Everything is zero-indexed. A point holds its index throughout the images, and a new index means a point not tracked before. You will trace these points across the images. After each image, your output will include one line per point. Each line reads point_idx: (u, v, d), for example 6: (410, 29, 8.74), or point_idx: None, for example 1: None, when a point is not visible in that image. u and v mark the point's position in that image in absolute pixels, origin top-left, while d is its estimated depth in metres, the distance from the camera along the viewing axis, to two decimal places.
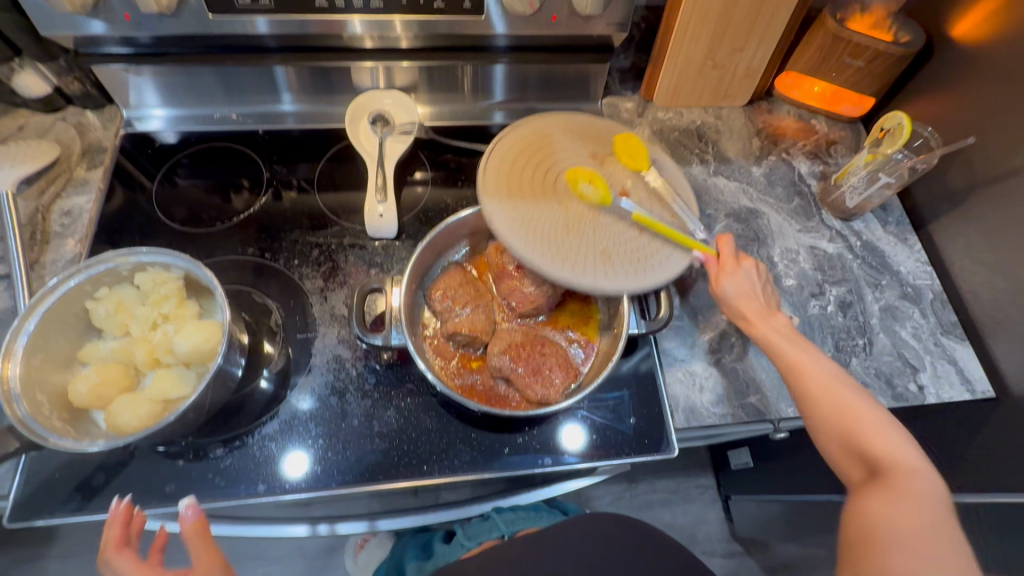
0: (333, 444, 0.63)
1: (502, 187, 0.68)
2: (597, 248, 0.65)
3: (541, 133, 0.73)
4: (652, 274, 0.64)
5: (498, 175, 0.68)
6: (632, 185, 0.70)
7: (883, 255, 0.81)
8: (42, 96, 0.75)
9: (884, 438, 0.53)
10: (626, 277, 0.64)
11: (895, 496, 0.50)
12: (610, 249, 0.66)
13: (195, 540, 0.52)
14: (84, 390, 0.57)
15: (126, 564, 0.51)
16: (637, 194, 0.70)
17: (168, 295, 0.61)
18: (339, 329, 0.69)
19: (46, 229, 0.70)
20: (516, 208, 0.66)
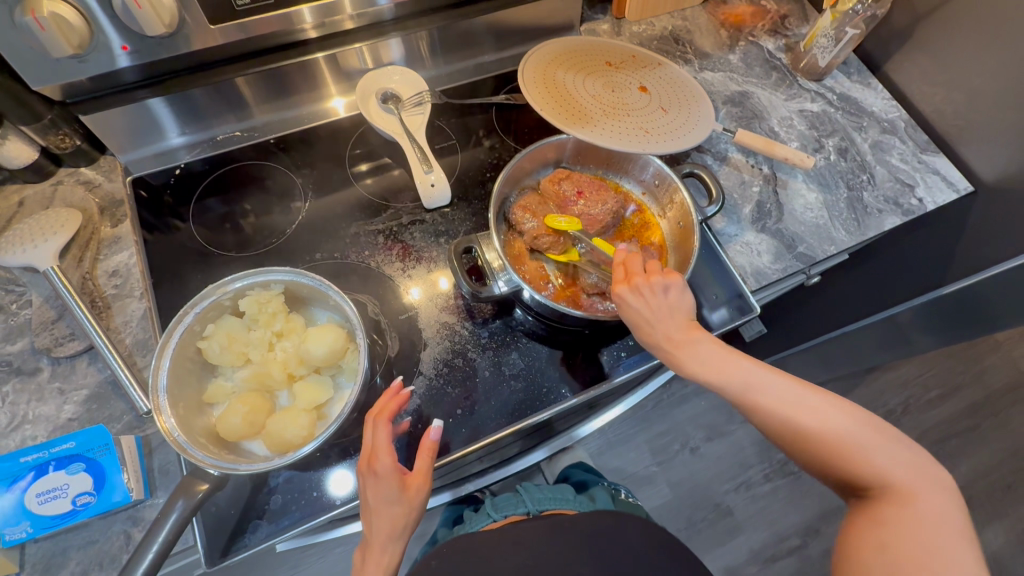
0: (476, 400, 0.66)
1: (544, 93, 0.78)
2: (636, 126, 0.77)
3: (560, 51, 0.85)
4: (683, 140, 0.77)
5: (537, 83, 0.78)
6: (646, 81, 0.84)
7: (857, 101, 0.92)
8: (31, 162, 0.70)
9: (872, 451, 0.51)
10: (665, 142, 0.76)
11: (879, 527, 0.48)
12: (649, 125, 0.78)
13: (423, 458, 0.58)
14: (238, 422, 0.57)
15: (384, 436, 0.56)
16: (653, 86, 0.84)
17: (275, 312, 0.61)
18: (436, 300, 0.71)
19: (102, 294, 0.67)
20: (561, 106, 0.77)
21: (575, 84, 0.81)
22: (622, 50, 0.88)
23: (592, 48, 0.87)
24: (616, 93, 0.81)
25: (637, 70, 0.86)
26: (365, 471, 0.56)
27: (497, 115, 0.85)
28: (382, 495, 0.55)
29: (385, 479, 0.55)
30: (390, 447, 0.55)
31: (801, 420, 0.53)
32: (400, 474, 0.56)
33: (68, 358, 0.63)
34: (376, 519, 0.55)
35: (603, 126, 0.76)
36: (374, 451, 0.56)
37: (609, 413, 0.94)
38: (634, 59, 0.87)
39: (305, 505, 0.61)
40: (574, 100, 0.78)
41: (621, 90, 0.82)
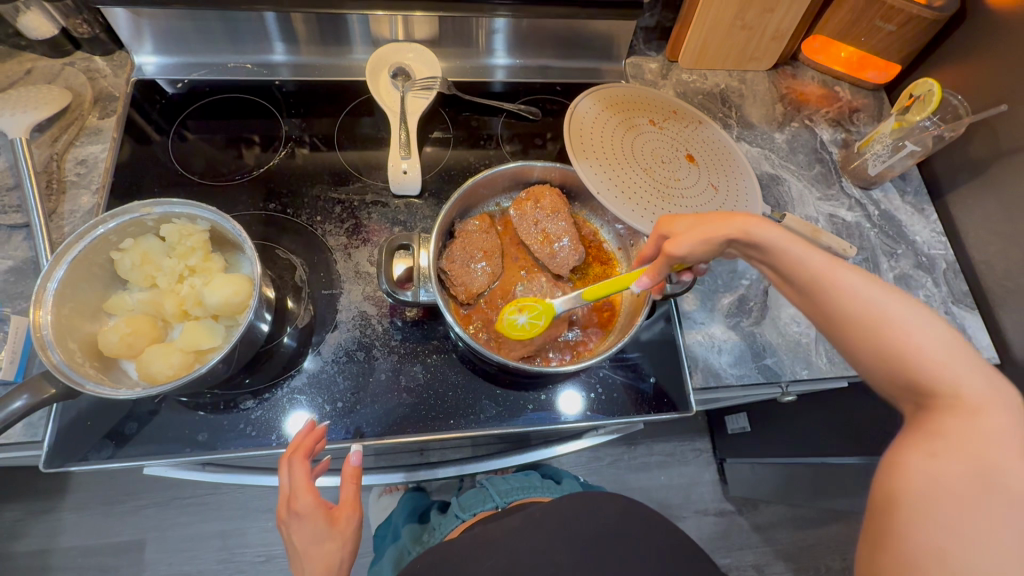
0: (360, 399, 0.64)
1: (590, 162, 0.68)
2: (691, 211, 0.68)
3: (606, 106, 0.74)
4: None
5: (581, 149, 0.69)
6: (693, 146, 0.74)
7: (900, 224, 0.82)
8: (49, 37, 0.73)
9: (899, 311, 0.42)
10: None
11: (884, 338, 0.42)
12: (706, 208, 0.68)
13: (347, 487, 0.58)
14: (115, 339, 0.57)
15: (301, 473, 0.55)
16: (702, 154, 0.73)
17: (194, 247, 0.61)
18: (364, 286, 0.69)
19: (63, 177, 0.69)
20: (610, 182, 0.67)
21: (628, 158, 0.70)
22: (663, 102, 0.78)
23: (633, 105, 0.76)
24: (673, 166, 0.71)
25: (682, 128, 0.75)
26: (285, 517, 0.55)
27: (505, 122, 0.82)
28: (309, 537, 0.54)
29: (310, 516, 0.54)
30: (309, 484, 0.55)
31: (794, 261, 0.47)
32: (325, 509, 0.55)
33: (8, 228, 0.66)
34: (308, 568, 0.53)
35: (666, 215, 0.66)
36: (293, 491, 0.55)
37: (577, 444, 0.79)
38: (675, 115, 0.77)
39: (160, 442, 0.61)
40: (630, 178, 0.68)
41: (670, 160, 0.71)
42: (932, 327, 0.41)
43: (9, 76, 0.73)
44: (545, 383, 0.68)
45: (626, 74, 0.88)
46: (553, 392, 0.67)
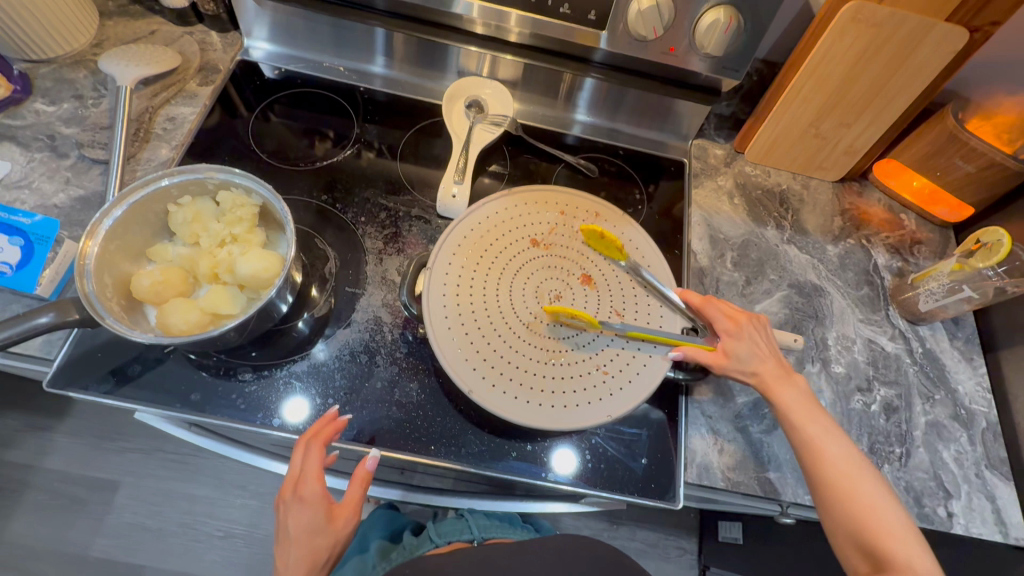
0: (351, 401, 0.64)
1: (471, 346, 0.59)
2: (590, 368, 0.60)
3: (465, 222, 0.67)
4: (642, 381, 0.60)
5: (452, 338, 0.59)
6: (591, 268, 0.66)
7: (943, 367, 0.77)
8: (179, 8, 0.81)
9: (831, 445, 0.55)
10: (624, 388, 0.60)
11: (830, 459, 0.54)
12: (605, 361, 0.61)
13: (355, 487, 0.60)
14: (146, 285, 0.60)
15: (314, 461, 0.57)
16: (598, 279, 0.65)
17: (242, 218, 0.64)
18: (385, 293, 0.70)
19: (150, 128, 0.76)
20: (491, 367, 0.59)
21: (507, 306, 0.62)
22: (525, 202, 0.69)
23: (502, 216, 0.68)
24: (562, 320, 0.62)
25: (564, 239, 0.67)
26: (289, 496, 0.58)
27: (562, 172, 0.84)
28: (305, 524, 0.57)
29: (312, 504, 0.57)
30: (319, 475, 0.57)
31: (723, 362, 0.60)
32: (327, 504, 0.58)
33: (90, 162, 0.71)
34: (295, 548, 0.57)
35: (547, 392, 0.58)
36: (302, 475, 0.57)
37: (556, 506, 0.76)
38: (556, 219, 0.69)
39: (156, 391, 0.63)
40: (509, 344, 0.60)
41: (563, 293, 0.64)
42: (869, 483, 0.53)
43: (136, 33, 0.81)
44: (534, 434, 0.67)
45: (691, 154, 0.89)
46: (544, 450, 0.65)
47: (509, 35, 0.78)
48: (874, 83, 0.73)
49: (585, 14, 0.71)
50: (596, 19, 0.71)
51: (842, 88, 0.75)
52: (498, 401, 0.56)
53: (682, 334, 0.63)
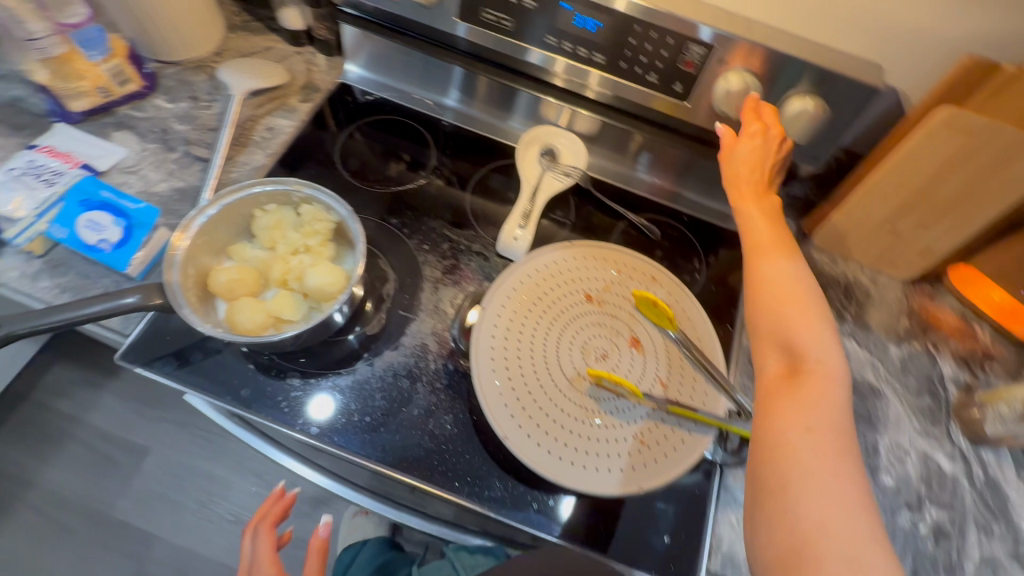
0: (387, 422, 0.66)
1: (511, 389, 0.60)
2: (626, 434, 0.59)
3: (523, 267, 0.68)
4: (676, 459, 0.59)
5: (495, 378, 0.60)
6: (641, 334, 0.66)
7: (1006, 499, 0.71)
8: (294, 29, 0.88)
9: (843, 396, 0.48)
10: (658, 465, 0.58)
11: (808, 413, 0.46)
12: (643, 431, 0.60)
13: None
14: (222, 281, 0.65)
15: None
16: (647, 346, 0.65)
17: (318, 232, 0.69)
18: (436, 322, 0.72)
19: (250, 135, 0.82)
20: (528, 415, 0.59)
21: (553, 358, 0.62)
22: (581, 253, 0.70)
23: (558, 267, 0.69)
24: (605, 384, 0.61)
25: (621, 300, 0.68)
26: None
27: (624, 229, 0.85)
28: None
29: None
30: None
31: (754, 237, 0.61)
32: None
33: (194, 158, 0.78)
34: None
35: (580, 451, 0.58)
36: None
37: None
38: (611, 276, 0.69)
39: (211, 379, 0.66)
40: (550, 396, 0.60)
41: (610, 356, 0.64)
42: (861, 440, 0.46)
43: (253, 48, 0.89)
44: (557, 489, 0.66)
45: None
46: (561, 499, 0.64)
47: (586, 91, 0.80)
48: (960, 190, 0.70)
49: (672, 84, 0.73)
50: (682, 91, 0.73)
51: (925, 190, 0.72)
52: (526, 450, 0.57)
53: (728, 417, 0.61)
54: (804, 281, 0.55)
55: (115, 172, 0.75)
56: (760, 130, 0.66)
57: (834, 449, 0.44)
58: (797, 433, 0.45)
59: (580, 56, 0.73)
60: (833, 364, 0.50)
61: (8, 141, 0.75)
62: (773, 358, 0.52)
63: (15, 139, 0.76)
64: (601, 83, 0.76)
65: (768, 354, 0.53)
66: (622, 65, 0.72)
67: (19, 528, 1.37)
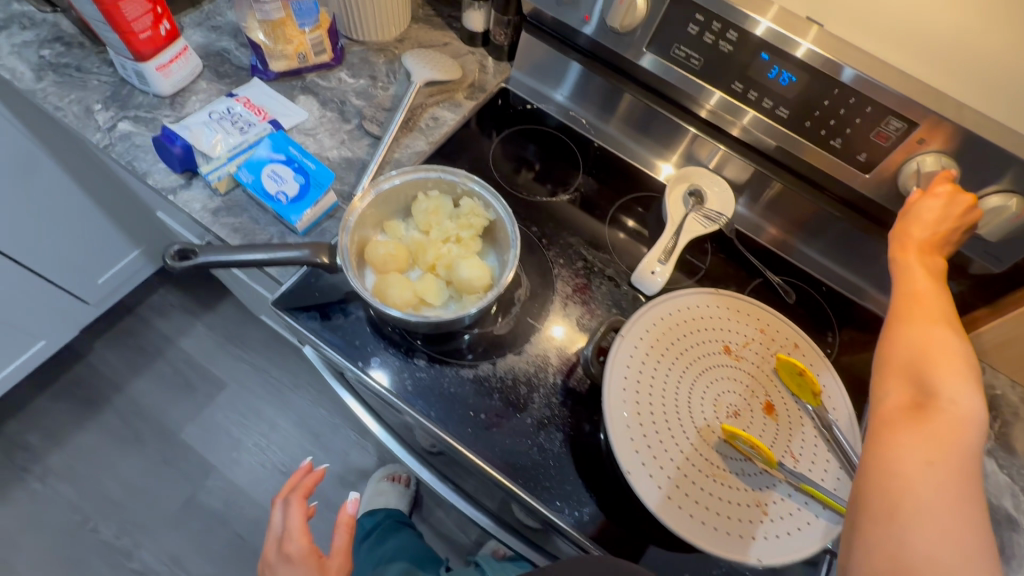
0: (500, 424, 0.66)
1: (641, 426, 0.59)
2: (752, 500, 0.57)
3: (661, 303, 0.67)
4: (802, 540, 0.56)
5: (625, 411, 0.60)
6: (778, 399, 0.63)
7: None
8: (474, 30, 0.93)
9: (969, 423, 0.43)
10: (784, 542, 0.55)
11: (926, 441, 0.42)
12: (771, 502, 0.57)
13: (340, 533, 0.76)
14: (380, 253, 0.68)
15: (296, 521, 0.75)
16: (784, 414, 0.62)
17: (473, 226, 0.71)
18: (560, 337, 0.72)
19: (417, 121, 0.86)
20: (654, 456, 0.58)
21: (685, 404, 0.61)
22: (724, 303, 0.68)
23: (697, 311, 0.67)
24: (737, 443, 0.59)
25: (760, 359, 0.65)
26: (275, 556, 0.73)
27: (759, 286, 0.82)
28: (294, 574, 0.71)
29: (300, 561, 0.71)
30: (301, 533, 0.74)
31: (911, 289, 0.56)
32: (315, 556, 0.73)
33: (365, 133, 0.83)
34: None
35: (703, 506, 0.56)
36: (289, 533, 0.74)
37: None
38: (752, 333, 0.67)
39: (348, 344, 0.69)
40: (678, 442, 0.59)
41: (743, 415, 0.61)
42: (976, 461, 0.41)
43: (433, 42, 0.94)
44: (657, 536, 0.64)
45: None
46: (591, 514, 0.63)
47: (738, 132, 0.80)
48: None
49: (855, 155, 0.70)
50: (864, 163, 0.70)
51: None
52: (649, 492, 0.56)
53: None
54: (956, 349, 0.48)
55: (295, 132, 0.81)
56: (949, 191, 0.62)
57: (953, 482, 0.40)
58: (917, 463, 0.41)
59: (762, 108, 0.72)
60: (963, 393, 0.44)
61: (211, 86, 0.82)
62: (897, 390, 0.47)
63: (217, 85, 0.83)
64: (778, 139, 0.74)
65: (892, 385, 0.48)
66: (808, 125, 0.70)
67: (101, 429, 1.48)
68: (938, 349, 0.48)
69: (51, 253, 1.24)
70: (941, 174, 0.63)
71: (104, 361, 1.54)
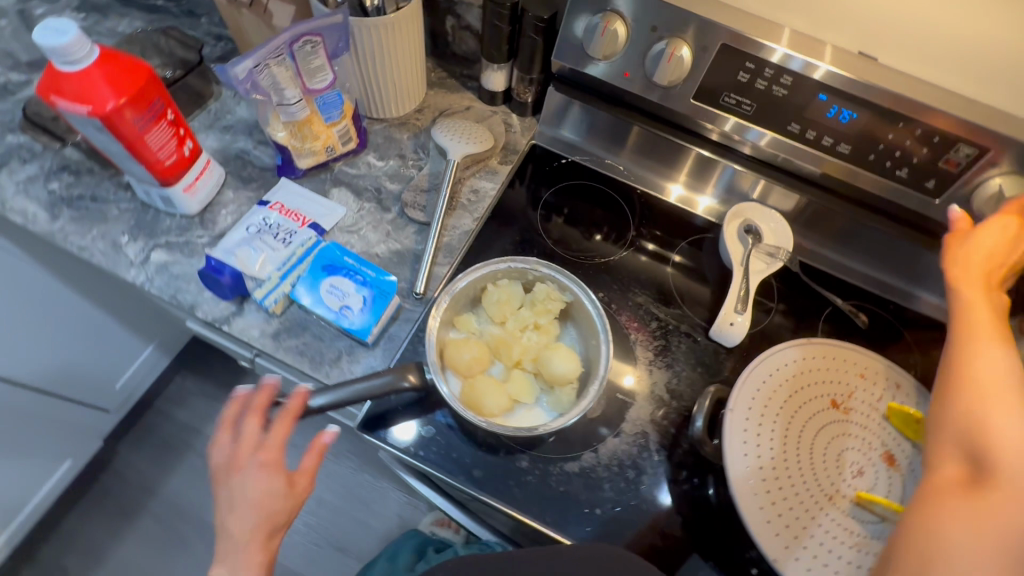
0: (618, 516, 0.64)
1: (771, 503, 0.59)
2: None
3: (758, 366, 0.66)
4: None
5: (753, 492, 0.59)
6: (896, 448, 0.62)
7: None
8: (495, 89, 0.89)
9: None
10: None
11: (972, 514, 0.43)
12: None
13: (311, 457, 0.61)
14: (465, 357, 0.65)
15: (252, 428, 0.60)
16: (905, 463, 0.62)
17: (551, 311, 0.69)
18: (655, 409, 0.70)
19: (458, 198, 0.82)
20: (791, 533, 0.57)
21: (808, 471, 0.60)
22: (819, 354, 0.67)
23: (794, 367, 0.66)
24: (870, 506, 0.59)
25: (867, 407, 0.65)
26: (246, 465, 0.59)
27: (831, 315, 0.81)
28: (266, 489, 0.57)
29: (274, 471, 0.58)
30: (277, 444, 0.59)
31: (985, 359, 0.53)
32: (286, 471, 0.59)
33: (409, 220, 0.79)
34: (256, 515, 0.56)
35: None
36: (261, 442, 0.60)
37: None
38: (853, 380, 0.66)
39: (446, 458, 0.65)
40: (811, 514, 0.58)
41: (865, 473, 0.61)
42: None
43: (454, 107, 0.90)
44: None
45: None
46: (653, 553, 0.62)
47: (793, 167, 0.77)
48: None
49: (924, 181, 0.69)
50: (934, 188, 0.69)
51: None
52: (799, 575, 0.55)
53: None
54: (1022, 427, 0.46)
55: (337, 231, 0.77)
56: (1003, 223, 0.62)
57: (1000, 555, 0.40)
58: (961, 532, 0.42)
59: (822, 145, 0.70)
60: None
61: (238, 194, 0.78)
62: (951, 462, 0.48)
63: (244, 193, 0.78)
64: (840, 172, 0.72)
65: (945, 455, 0.49)
66: (873, 157, 0.69)
67: (142, 536, 1.41)
68: (1002, 425, 0.47)
69: (67, 372, 1.17)
70: (1013, 202, 0.63)
71: (131, 465, 1.47)
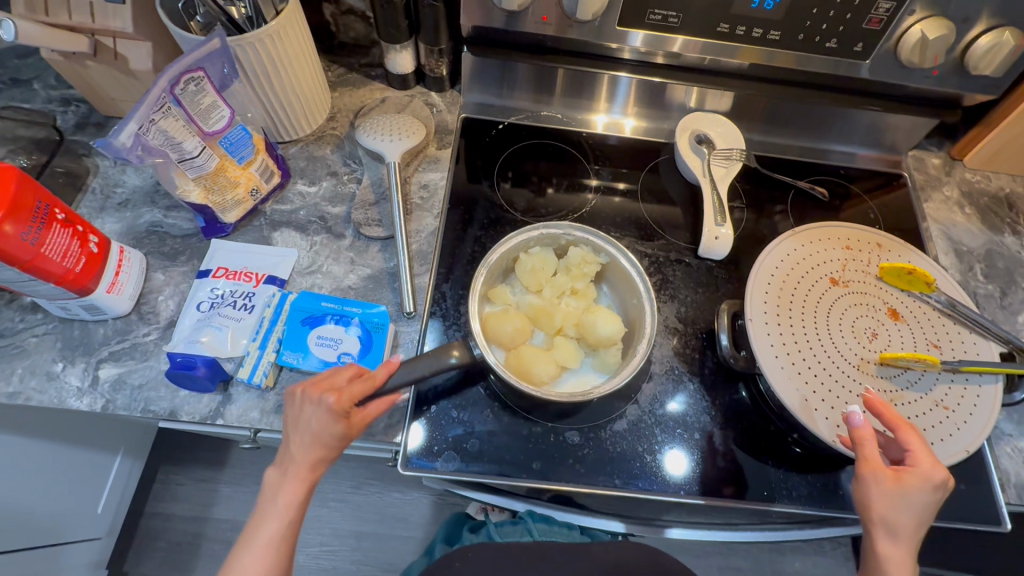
0: (677, 453, 0.65)
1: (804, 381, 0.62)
2: (928, 403, 0.62)
3: (769, 258, 0.69)
4: (979, 416, 0.61)
5: (788, 373, 0.62)
6: (897, 303, 0.67)
7: None
8: (405, 72, 0.82)
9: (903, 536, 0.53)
10: (969, 427, 0.61)
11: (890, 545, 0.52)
12: (942, 396, 0.62)
13: (381, 401, 0.56)
14: (508, 330, 0.64)
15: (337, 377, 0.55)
16: (908, 314, 0.67)
17: (587, 274, 0.69)
18: (674, 342, 0.71)
19: (411, 199, 0.77)
20: (828, 403, 0.61)
21: (832, 346, 0.64)
22: (824, 232, 0.72)
23: (796, 256, 0.69)
24: (891, 362, 0.63)
25: (864, 274, 0.69)
26: (311, 395, 0.54)
27: (796, 199, 0.83)
28: (318, 428, 0.52)
29: (336, 411, 0.53)
30: (353, 388, 0.54)
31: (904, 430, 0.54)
32: (351, 414, 0.54)
33: (369, 239, 0.72)
34: (300, 447, 0.53)
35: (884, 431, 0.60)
36: (333, 386, 0.54)
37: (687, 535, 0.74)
38: (846, 253, 0.70)
39: (500, 464, 0.63)
40: (841, 382, 0.62)
41: (879, 335, 0.65)
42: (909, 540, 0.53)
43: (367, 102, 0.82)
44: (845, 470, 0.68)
45: (909, 165, 0.88)
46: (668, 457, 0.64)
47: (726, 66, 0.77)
48: None
49: (851, 46, 0.70)
50: (862, 50, 0.71)
51: None
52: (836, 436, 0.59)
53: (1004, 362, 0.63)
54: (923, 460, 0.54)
55: (297, 276, 0.69)
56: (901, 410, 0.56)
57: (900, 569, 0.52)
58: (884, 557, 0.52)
59: (751, 36, 0.70)
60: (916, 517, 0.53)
61: (170, 273, 0.68)
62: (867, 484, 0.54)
63: (176, 269, 0.68)
64: (772, 58, 0.73)
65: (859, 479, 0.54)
66: (801, 36, 0.69)
67: None
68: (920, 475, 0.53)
69: (37, 518, 1.04)
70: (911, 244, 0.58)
71: None
